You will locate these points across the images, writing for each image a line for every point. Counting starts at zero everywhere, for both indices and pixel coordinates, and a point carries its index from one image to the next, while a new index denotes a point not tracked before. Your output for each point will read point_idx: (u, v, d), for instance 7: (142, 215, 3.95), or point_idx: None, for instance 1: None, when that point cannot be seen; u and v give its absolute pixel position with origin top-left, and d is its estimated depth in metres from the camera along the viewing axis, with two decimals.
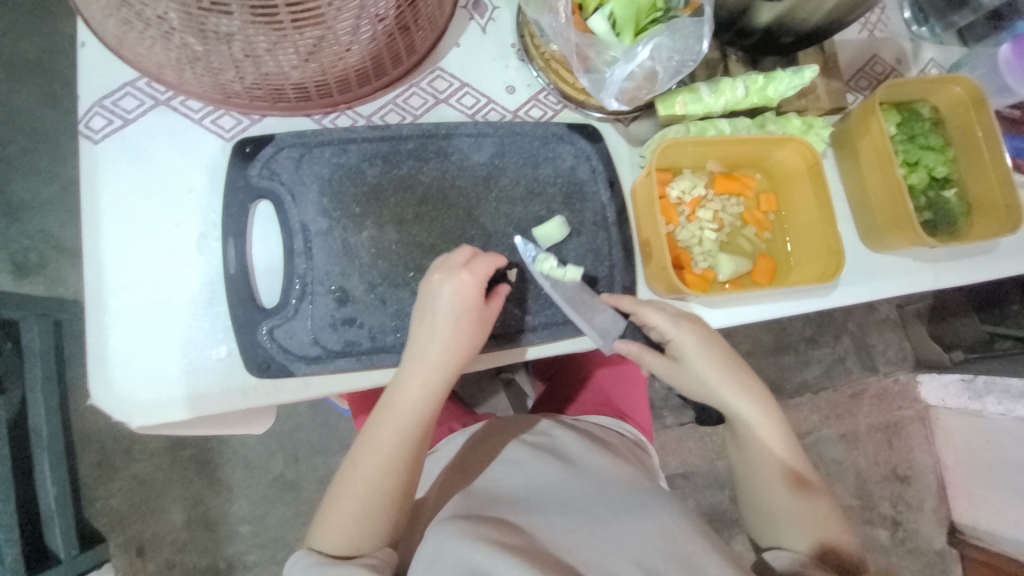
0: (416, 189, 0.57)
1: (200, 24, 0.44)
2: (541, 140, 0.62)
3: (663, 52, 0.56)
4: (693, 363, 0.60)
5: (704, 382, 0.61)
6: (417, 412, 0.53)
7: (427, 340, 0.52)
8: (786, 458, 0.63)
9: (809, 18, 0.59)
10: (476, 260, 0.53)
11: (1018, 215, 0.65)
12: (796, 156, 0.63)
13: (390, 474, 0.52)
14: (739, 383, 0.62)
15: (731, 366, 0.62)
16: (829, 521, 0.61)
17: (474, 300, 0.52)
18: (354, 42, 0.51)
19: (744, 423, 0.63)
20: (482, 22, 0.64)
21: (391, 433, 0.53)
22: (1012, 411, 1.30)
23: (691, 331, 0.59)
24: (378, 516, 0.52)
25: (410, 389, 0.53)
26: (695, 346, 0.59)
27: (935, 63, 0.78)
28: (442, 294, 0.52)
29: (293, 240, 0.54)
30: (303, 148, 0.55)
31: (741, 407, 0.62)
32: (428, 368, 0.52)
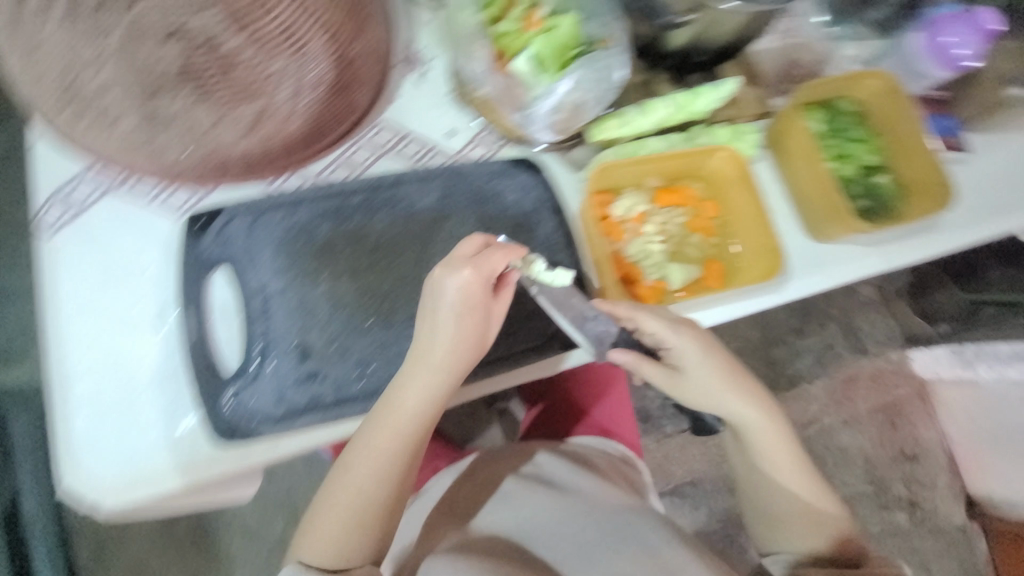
0: (367, 239, 0.59)
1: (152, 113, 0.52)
2: (484, 179, 0.65)
3: (587, 85, 0.59)
4: (692, 371, 0.63)
5: (705, 387, 0.64)
6: (416, 418, 0.53)
7: (431, 340, 0.52)
8: (789, 462, 0.67)
9: (720, 35, 0.63)
10: (485, 251, 0.53)
11: (948, 194, 0.69)
12: (729, 163, 0.67)
13: (382, 481, 0.54)
14: (740, 387, 0.65)
15: (731, 370, 0.65)
16: (831, 520, 0.67)
17: (480, 297, 0.53)
18: (295, 110, 0.56)
19: (750, 431, 0.66)
20: (415, 75, 0.67)
21: (386, 440, 0.53)
22: (1005, 375, 1.29)
23: (694, 340, 0.61)
24: (366, 526, 0.54)
25: (408, 396, 0.53)
26: (699, 355, 0.61)
27: (857, 59, 0.80)
28: (444, 291, 0.52)
29: (250, 304, 0.55)
30: (254, 214, 0.58)
31: (747, 414, 0.65)
32: (427, 372, 0.53)
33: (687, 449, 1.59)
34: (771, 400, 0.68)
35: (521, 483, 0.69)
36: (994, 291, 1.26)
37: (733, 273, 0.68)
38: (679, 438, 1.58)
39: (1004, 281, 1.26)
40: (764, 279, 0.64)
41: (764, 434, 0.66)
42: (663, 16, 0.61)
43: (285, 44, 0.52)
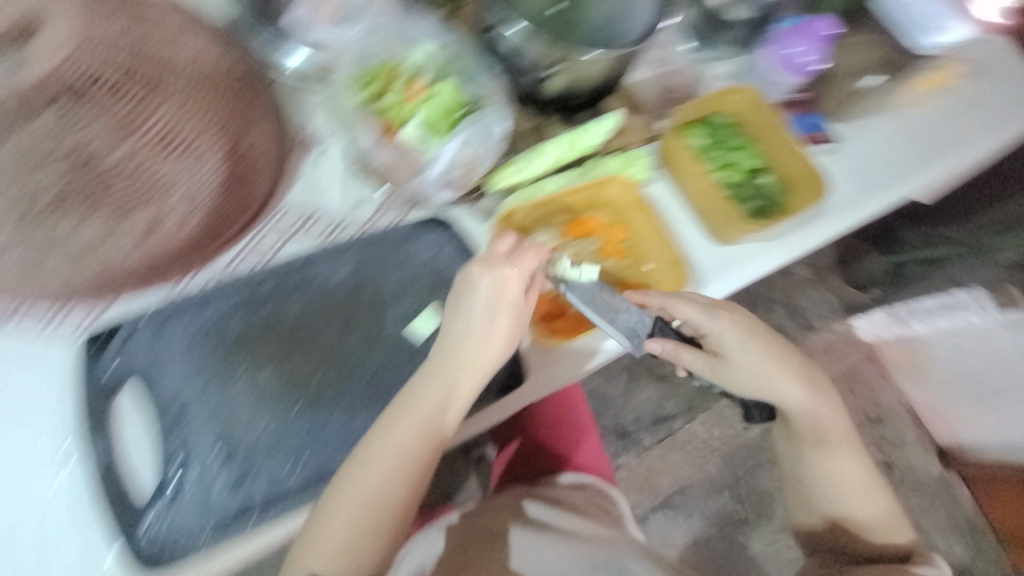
0: (282, 326, 0.59)
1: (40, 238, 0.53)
2: (395, 244, 0.66)
3: (475, 143, 0.64)
4: (735, 357, 0.70)
5: (751, 374, 0.70)
6: (441, 414, 0.55)
7: (464, 336, 0.57)
8: (848, 457, 0.76)
9: (589, 78, 0.67)
10: (519, 250, 0.59)
11: (820, 184, 0.77)
12: (626, 189, 0.73)
13: (398, 477, 0.55)
14: (789, 371, 0.72)
15: (779, 361, 0.71)
16: (883, 506, 0.78)
17: (514, 296, 0.58)
18: (188, 212, 0.58)
19: (802, 425, 0.75)
20: (312, 156, 0.68)
21: (414, 438, 0.55)
22: (936, 325, 1.38)
23: (730, 323, 0.68)
24: (377, 523, 0.55)
25: (436, 394, 0.55)
26: (736, 338, 0.69)
27: (726, 76, 0.87)
28: (478, 287, 0.57)
29: (162, 417, 0.54)
30: (158, 321, 0.57)
31: (802, 403, 0.73)
32: (460, 369, 0.56)
33: (670, 456, 1.59)
34: (819, 385, 0.75)
35: (528, 532, 0.79)
36: (911, 251, 1.44)
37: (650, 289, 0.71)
38: (662, 446, 1.59)
39: (920, 237, 1.43)
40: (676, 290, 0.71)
41: (823, 428, 0.75)
42: (528, 74, 0.65)
43: (183, 151, 0.56)
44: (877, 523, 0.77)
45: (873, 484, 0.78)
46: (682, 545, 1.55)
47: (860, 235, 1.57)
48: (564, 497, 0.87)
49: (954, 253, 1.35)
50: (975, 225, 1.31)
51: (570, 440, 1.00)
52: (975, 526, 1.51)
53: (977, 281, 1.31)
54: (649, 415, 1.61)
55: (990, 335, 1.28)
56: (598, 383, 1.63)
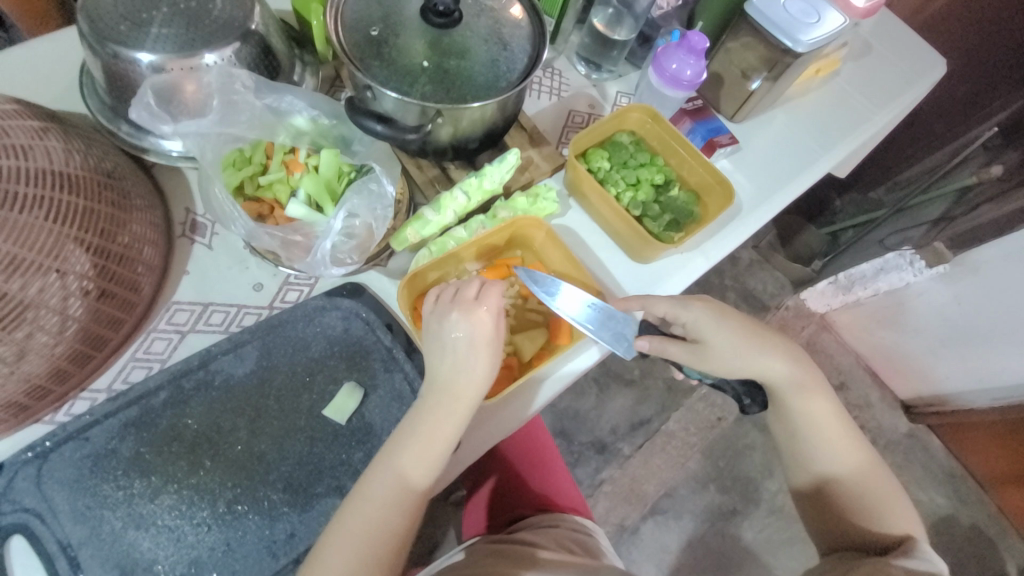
0: (183, 436, 0.54)
1: None
2: (304, 319, 0.62)
3: (363, 210, 0.60)
4: (714, 336, 0.64)
5: (739, 352, 0.64)
6: (437, 442, 0.53)
7: (454, 367, 0.55)
8: (840, 433, 0.67)
9: (475, 126, 0.66)
10: (487, 291, 0.57)
11: (729, 185, 0.77)
12: (533, 226, 0.71)
13: (401, 504, 0.53)
14: (772, 343, 0.66)
15: (757, 335, 0.65)
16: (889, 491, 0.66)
17: (489, 333, 0.56)
18: (65, 328, 0.52)
19: (787, 398, 0.67)
20: (206, 240, 0.65)
21: (415, 463, 0.53)
22: (878, 289, 1.41)
23: (701, 307, 0.65)
24: (379, 550, 0.52)
25: (435, 424, 0.54)
26: (713, 320, 0.64)
27: (622, 94, 0.92)
28: (455, 327, 0.55)
29: (55, 566, 0.49)
30: (37, 461, 0.51)
31: (784, 373, 0.65)
32: (456, 401, 0.54)
33: (652, 459, 1.58)
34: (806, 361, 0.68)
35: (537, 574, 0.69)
36: (846, 219, 1.48)
37: None
38: (644, 451, 1.58)
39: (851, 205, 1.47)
40: None
41: (808, 398, 0.67)
42: (413, 131, 0.62)
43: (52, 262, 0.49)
44: (885, 510, 0.64)
45: (871, 465, 0.67)
46: (679, 549, 1.52)
47: (795, 211, 1.60)
48: (534, 540, 0.79)
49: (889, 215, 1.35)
50: (898, 184, 1.35)
51: (541, 477, 0.95)
52: (954, 472, 1.54)
53: (904, 243, 1.35)
54: (625, 422, 1.60)
55: (924, 291, 1.31)
56: (570, 399, 1.61)
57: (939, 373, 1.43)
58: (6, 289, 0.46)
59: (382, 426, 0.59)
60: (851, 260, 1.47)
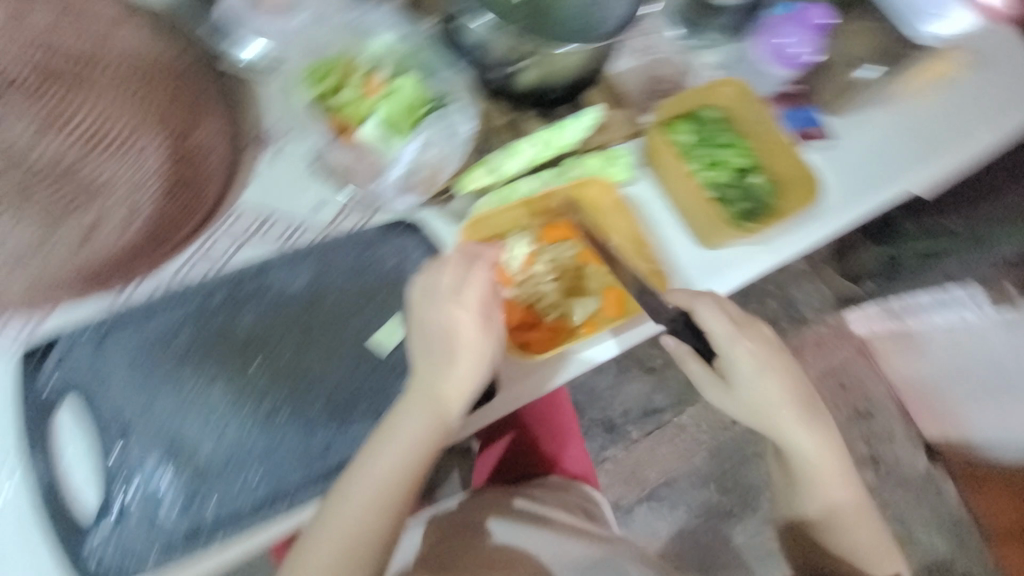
0: (235, 337, 0.56)
1: None
2: (360, 248, 0.61)
3: (435, 146, 0.61)
4: (748, 384, 0.64)
5: (762, 406, 0.65)
6: (421, 443, 0.53)
7: (441, 370, 0.54)
8: (842, 486, 0.70)
9: (567, 73, 0.63)
10: (467, 283, 0.55)
11: (813, 184, 0.72)
12: (602, 193, 0.67)
13: (383, 505, 0.53)
14: (798, 407, 0.65)
15: (791, 396, 0.65)
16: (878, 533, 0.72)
17: (471, 334, 0.55)
18: (129, 219, 0.54)
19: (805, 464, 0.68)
20: (268, 152, 0.63)
21: (393, 467, 0.52)
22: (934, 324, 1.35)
23: (750, 355, 0.63)
24: (364, 550, 0.53)
25: (416, 427, 0.53)
26: (753, 374, 0.63)
27: (717, 67, 0.84)
28: (440, 327, 0.54)
29: (107, 435, 0.51)
30: (100, 333, 0.54)
31: (801, 431, 0.66)
32: (446, 405, 0.54)
33: (657, 449, 1.58)
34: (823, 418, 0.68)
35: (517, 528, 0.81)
36: (903, 244, 1.37)
37: None
38: (652, 439, 1.58)
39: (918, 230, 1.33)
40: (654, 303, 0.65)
41: (812, 461, 0.68)
42: (496, 74, 0.63)
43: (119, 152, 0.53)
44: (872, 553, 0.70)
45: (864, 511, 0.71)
46: (667, 537, 1.55)
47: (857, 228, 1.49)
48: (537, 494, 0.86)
49: (952, 248, 1.26)
50: (972, 217, 1.22)
51: (555, 444, 0.95)
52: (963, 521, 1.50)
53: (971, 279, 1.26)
54: (637, 408, 1.59)
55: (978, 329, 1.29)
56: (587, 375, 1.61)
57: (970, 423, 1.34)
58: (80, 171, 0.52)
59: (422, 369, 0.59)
60: (909, 287, 1.39)
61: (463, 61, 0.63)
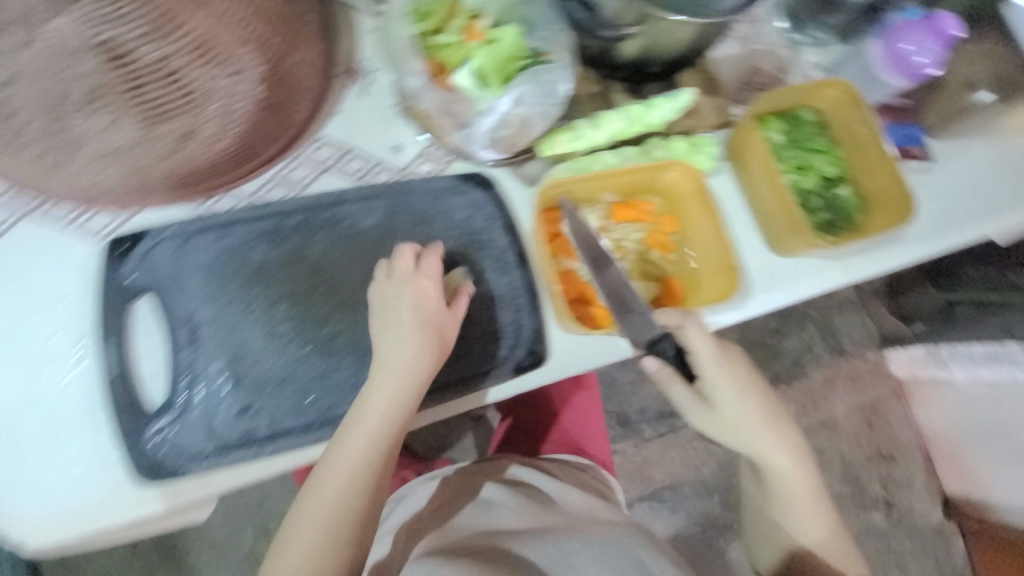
0: (306, 262, 0.57)
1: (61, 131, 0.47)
2: (433, 195, 0.62)
3: (529, 101, 0.57)
4: (724, 404, 0.63)
5: (739, 426, 0.63)
6: (386, 422, 0.52)
7: (394, 352, 0.52)
8: (815, 517, 0.68)
9: (669, 49, 0.61)
10: (423, 261, 0.56)
11: (909, 203, 0.67)
12: (685, 178, 0.65)
13: (361, 481, 0.52)
14: (774, 428, 0.64)
15: (770, 417, 0.64)
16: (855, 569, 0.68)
17: (432, 309, 0.54)
18: (225, 130, 0.52)
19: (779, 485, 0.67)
20: (359, 86, 0.64)
21: (362, 442, 0.51)
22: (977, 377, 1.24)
23: (728, 375, 0.62)
24: (343, 535, 0.51)
25: (378, 407, 0.52)
26: (732, 392, 0.63)
27: (817, 66, 0.81)
28: (399, 308, 0.53)
29: (176, 334, 0.52)
30: (181, 237, 0.55)
31: (776, 457, 0.65)
32: (403, 380, 0.52)
33: (667, 452, 1.56)
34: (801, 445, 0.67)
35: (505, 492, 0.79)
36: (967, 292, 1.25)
37: (693, 290, 0.66)
38: (664, 440, 1.57)
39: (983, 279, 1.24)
40: (722, 299, 0.63)
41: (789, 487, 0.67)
42: (608, 28, 0.57)
43: (223, 58, 0.48)
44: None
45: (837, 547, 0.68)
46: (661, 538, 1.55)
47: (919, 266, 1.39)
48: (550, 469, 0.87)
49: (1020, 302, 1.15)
50: None
51: (579, 424, 0.97)
52: None
53: None
54: (654, 408, 1.57)
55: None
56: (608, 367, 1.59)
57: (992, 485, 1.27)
58: (187, 75, 0.47)
59: (478, 320, 0.61)
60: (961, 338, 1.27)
61: (574, 15, 0.59)
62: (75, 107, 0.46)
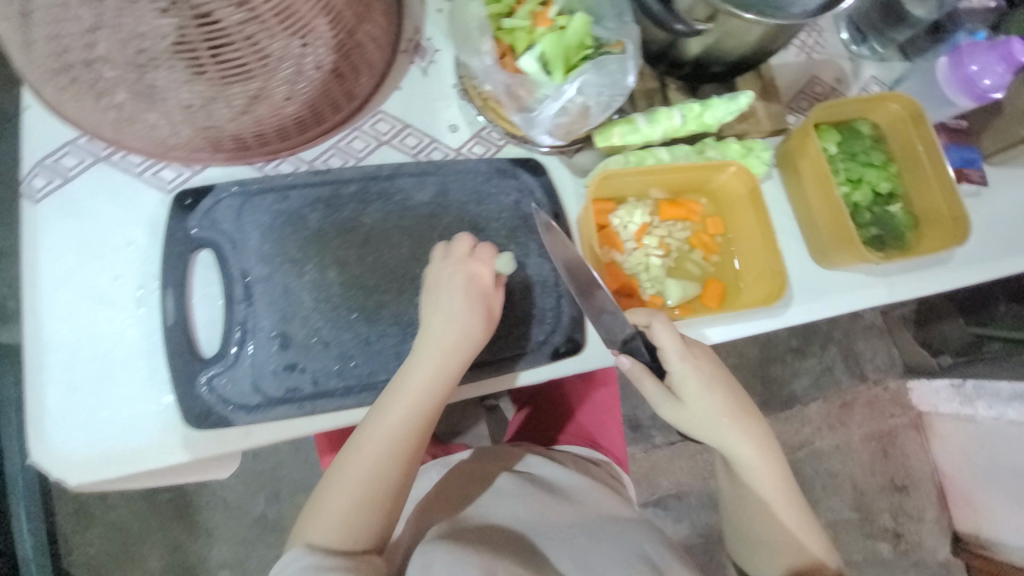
0: (358, 230, 0.58)
1: (138, 81, 0.47)
2: (484, 176, 0.63)
3: (592, 88, 0.57)
4: (693, 400, 0.58)
5: (706, 422, 0.59)
6: (432, 391, 0.52)
7: (444, 326, 0.53)
8: (797, 521, 0.61)
9: (736, 48, 0.60)
10: (477, 251, 0.56)
11: (964, 228, 0.66)
12: (737, 180, 0.65)
13: (404, 447, 0.51)
14: (744, 422, 0.59)
15: (737, 412, 0.59)
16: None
17: (484, 289, 0.55)
18: (292, 93, 0.53)
19: (753, 486, 0.61)
20: (423, 64, 0.65)
21: (408, 408, 0.52)
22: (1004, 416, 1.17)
23: (696, 369, 0.58)
24: (379, 502, 0.50)
25: (424, 376, 0.52)
26: (699, 385, 0.58)
27: (876, 80, 0.79)
28: (450, 286, 0.54)
29: (232, 288, 0.54)
30: (244, 196, 0.56)
31: (745, 455, 0.59)
32: (452, 353, 0.53)
33: (674, 460, 1.48)
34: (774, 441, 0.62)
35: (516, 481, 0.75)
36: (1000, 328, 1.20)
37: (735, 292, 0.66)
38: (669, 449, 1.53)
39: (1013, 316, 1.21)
40: (761, 304, 0.62)
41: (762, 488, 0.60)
42: (683, 22, 0.53)
43: (291, 22, 0.47)
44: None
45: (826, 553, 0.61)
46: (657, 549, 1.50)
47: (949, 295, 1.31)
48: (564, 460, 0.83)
49: None
50: None
51: (595, 419, 0.94)
52: None
53: None
54: None
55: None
56: None
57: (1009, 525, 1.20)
58: (264, 44, 0.47)
59: (517, 306, 0.61)
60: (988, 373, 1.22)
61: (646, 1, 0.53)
62: (157, 63, 0.45)
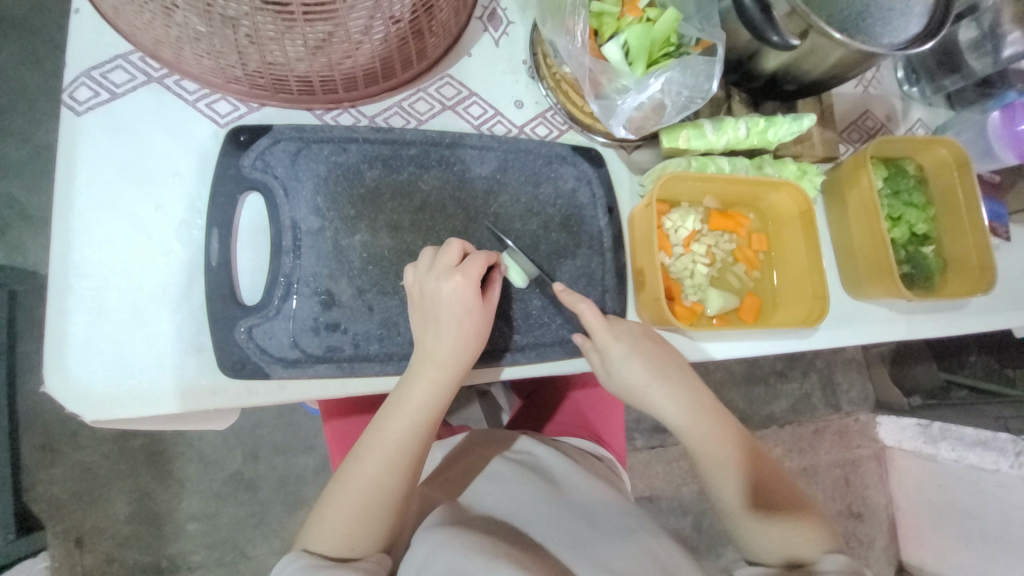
0: (415, 196, 0.56)
1: (207, 5, 0.42)
2: (545, 158, 0.61)
3: (674, 86, 0.57)
4: (623, 371, 0.58)
5: (636, 388, 0.58)
6: (425, 407, 0.52)
7: (435, 345, 0.51)
8: (732, 467, 0.62)
9: (813, 69, 0.59)
10: (466, 258, 0.51)
11: (990, 277, 0.68)
12: (790, 202, 0.65)
13: (403, 459, 0.52)
14: (670, 382, 0.59)
15: (662, 373, 0.59)
16: (812, 538, 0.58)
17: (469, 303, 0.51)
18: (366, 41, 0.49)
19: (695, 446, 0.62)
20: (495, 35, 0.63)
21: (402, 420, 0.51)
22: (965, 459, 1.23)
23: (615, 340, 0.57)
24: (378, 514, 0.51)
25: (417, 392, 0.51)
26: (622, 353, 0.57)
27: (922, 123, 0.81)
28: (440, 298, 0.50)
29: (282, 237, 0.52)
30: (301, 142, 0.54)
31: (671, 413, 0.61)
32: (443, 369, 0.52)
33: (653, 464, 1.31)
34: (706, 397, 0.63)
35: (511, 467, 0.68)
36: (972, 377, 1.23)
37: (770, 311, 0.67)
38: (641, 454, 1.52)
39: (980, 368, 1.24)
40: (803, 323, 0.63)
41: (697, 440, 0.62)
42: (780, 34, 0.53)
43: None
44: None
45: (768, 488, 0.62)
46: None
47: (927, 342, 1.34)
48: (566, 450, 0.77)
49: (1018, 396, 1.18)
50: None
51: (601, 414, 0.88)
52: None
53: None
54: None
55: (1008, 484, 1.13)
56: None
57: (958, 563, 1.25)
58: None
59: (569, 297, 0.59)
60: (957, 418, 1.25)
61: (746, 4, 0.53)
62: None
